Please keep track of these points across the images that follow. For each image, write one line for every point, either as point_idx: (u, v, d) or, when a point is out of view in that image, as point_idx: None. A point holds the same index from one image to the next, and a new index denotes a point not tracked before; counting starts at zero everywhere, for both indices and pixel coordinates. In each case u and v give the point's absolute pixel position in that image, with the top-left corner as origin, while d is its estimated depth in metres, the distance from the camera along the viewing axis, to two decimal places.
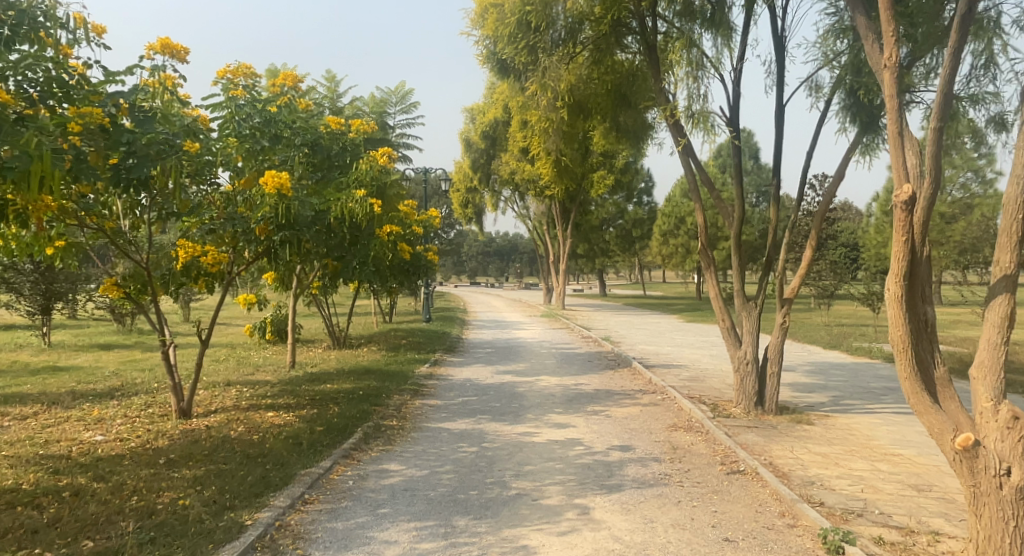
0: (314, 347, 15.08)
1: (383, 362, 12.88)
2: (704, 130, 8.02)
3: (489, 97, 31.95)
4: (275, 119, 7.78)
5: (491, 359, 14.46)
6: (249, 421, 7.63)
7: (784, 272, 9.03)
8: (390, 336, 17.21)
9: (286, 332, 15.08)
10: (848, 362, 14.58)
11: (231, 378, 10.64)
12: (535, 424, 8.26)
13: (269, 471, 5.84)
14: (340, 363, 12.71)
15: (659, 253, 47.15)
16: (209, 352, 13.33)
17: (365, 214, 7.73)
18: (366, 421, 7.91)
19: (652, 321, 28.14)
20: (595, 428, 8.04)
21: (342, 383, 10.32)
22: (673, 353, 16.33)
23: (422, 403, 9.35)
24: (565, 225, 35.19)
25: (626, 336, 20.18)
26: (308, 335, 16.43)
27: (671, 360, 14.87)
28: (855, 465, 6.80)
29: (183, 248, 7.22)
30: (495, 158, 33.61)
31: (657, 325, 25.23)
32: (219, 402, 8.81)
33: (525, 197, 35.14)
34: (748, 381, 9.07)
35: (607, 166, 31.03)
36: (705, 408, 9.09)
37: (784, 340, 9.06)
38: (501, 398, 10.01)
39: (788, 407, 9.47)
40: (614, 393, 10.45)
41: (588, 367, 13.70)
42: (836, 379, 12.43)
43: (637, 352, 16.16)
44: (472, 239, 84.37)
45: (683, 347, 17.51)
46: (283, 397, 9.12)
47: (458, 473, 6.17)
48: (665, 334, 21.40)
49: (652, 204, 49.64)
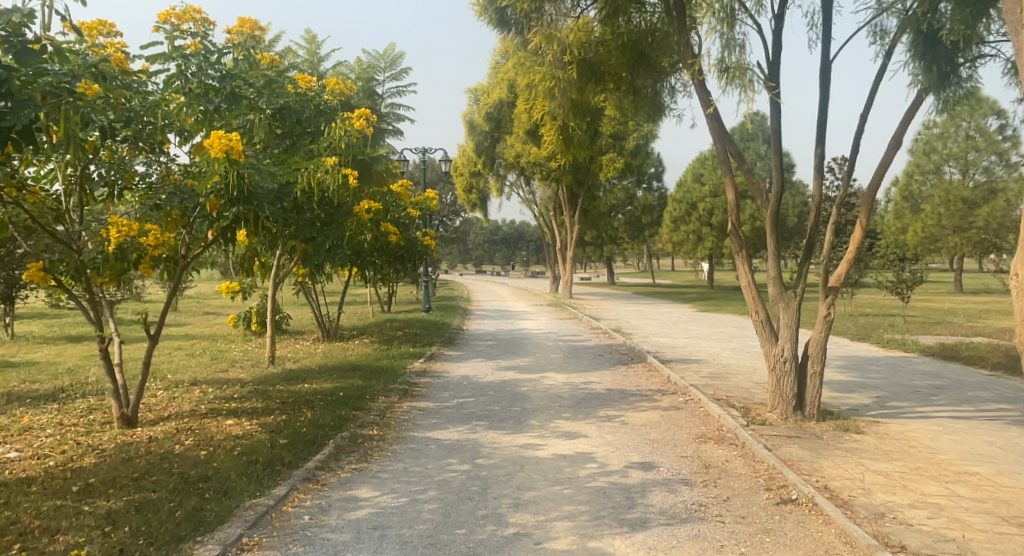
0: (301, 340, 13.96)
1: (373, 357, 11.69)
2: (740, 87, 6.73)
3: (494, 77, 30.77)
4: (232, 74, 6.59)
5: (493, 353, 13.31)
6: (203, 431, 6.44)
7: (828, 255, 7.81)
8: (385, 327, 16.03)
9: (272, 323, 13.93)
10: (883, 357, 13.31)
11: (198, 376, 9.46)
12: (540, 433, 7.06)
13: (206, 503, 4.67)
14: (326, 358, 11.53)
15: (669, 241, 45.89)
16: (184, 346, 12.18)
17: (339, 187, 6.52)
18: (341, 430, 6.75)
19: (664, 311, 26.95)
20: (609, 439, 6.86)
21: (322, 381, 9.15)
22: (689, 346, 15.14)
23: (410, 406, 8.17)
24: (573, 211, 33.93)
25: (638, 327, 18.98)
26: (296, 326, 15.30)
27: (688, 354, 13.69)
28: (929, 489, 5.60)
29: (117, 227, 6.05)
30: (500, 141, 32.38)
31: (670, 316, 23.97)
32: (175, 406, 7.64)
33: (531, 181, 33.88)
34: (785, 382, 7.92)
35: (616, 149, 29.93)
36: (737, 413, 7.90)
37: (827, 335, 7.87)
38: (501, 400, 8.83)
39: (831, 411, 8.27)
40: (629, 394, 9.25)
41: (598, 362, 12.52)
42: (874, 377, 11.19)
43: (651, 345, 14.97)
44: (478, 227, 83.21)
45: (699, 340, 16.32)
46: (251, 400, 7.93)
47: (444, 504, 4.98)
48: (679, 325, 20.23)
49: (661, 190, 48.32)
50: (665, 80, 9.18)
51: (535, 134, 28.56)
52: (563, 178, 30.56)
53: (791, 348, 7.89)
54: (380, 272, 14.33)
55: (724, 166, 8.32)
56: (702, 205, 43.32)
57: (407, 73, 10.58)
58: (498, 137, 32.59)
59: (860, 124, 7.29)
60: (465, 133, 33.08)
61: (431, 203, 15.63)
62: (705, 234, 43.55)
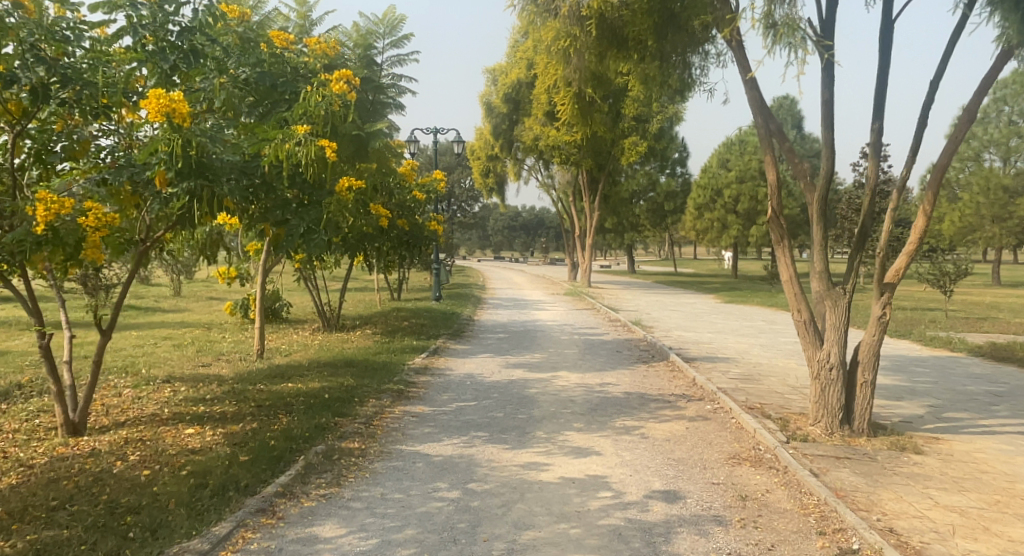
0: (300, 330, 13.16)
1: (371, 352, 10.76)
2: (788, 45, 5.68)
3: (513, 57, 29.85)
4: (194, 27, 5.65)
5: (503, 348, 12.37)
6: (155, 443, 5.55)
7: (883, 248, 6.77)
8: (391, 316, 15.17)
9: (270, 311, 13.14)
10: (929, 358, 12.17)
11: (176, 371, 8.57)
12: (546, 450, 6.12)
13: (125, 547, 3.78)
14: (321, 352, 10.63)
15: (693, 228, 44.63)
16: (172, 337, 11.36)
17: (312, 163, 5.59)
18: (315, 443, 5.81)
19: (686, 302, 25.88)
20: (627, 459, 5.89)
21: (309, 380, 8.23)
22: (714, 342, 14.11)
23: (403, 412, 7.26)
24: (593, 196, 32.84)
25: (660, 319, 17.94)
26: (297, 315, 14.47)
27: (714, 352, 12.66)
28: (1017, 535, 4.59)
29: (49, 204, 5.12)
30: (518, 124, 31.34)
31: (693, 308, 22.85)
32: (137, 407, 6.76)
33: (550, 165, 32.82)
34: (831, 392, 6.93)
35: (639, 132, 28.73)
36: (774, 426, 6.92)
37: (881, 340, 6.85)
38: (506, 404, 7.89)
39: (882, 424, 7.26)
40: (650, 399, 8.28)
41: (617, 359, 11.52)
42: (923, 381, 10.09)
43: (673, 341, 13.95)
44: (498, 212, 82.26)
45: (725, 335, 15.28)
46: (224, 401, 7.02)
47: (422, 548, 4.06)
48: (702, 318, 19.19)
49: (685, 177, 46.93)
50: (697, 48, 8.18)
51: (554, 115, 28.22)
52: (583, 163, 29.41)
53: (839, 353, 6.89)
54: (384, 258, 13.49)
55: (764, 143, 7.26)
56: (727, 192, 42.02)
57: (408, 39, 9.61)
58: (516, 120, 31.54)
59: (928, 94, 6.28)
60: (483, 115, 32.05)
61: (438, 184, 14.87)
62: (730, 222, 42.29)
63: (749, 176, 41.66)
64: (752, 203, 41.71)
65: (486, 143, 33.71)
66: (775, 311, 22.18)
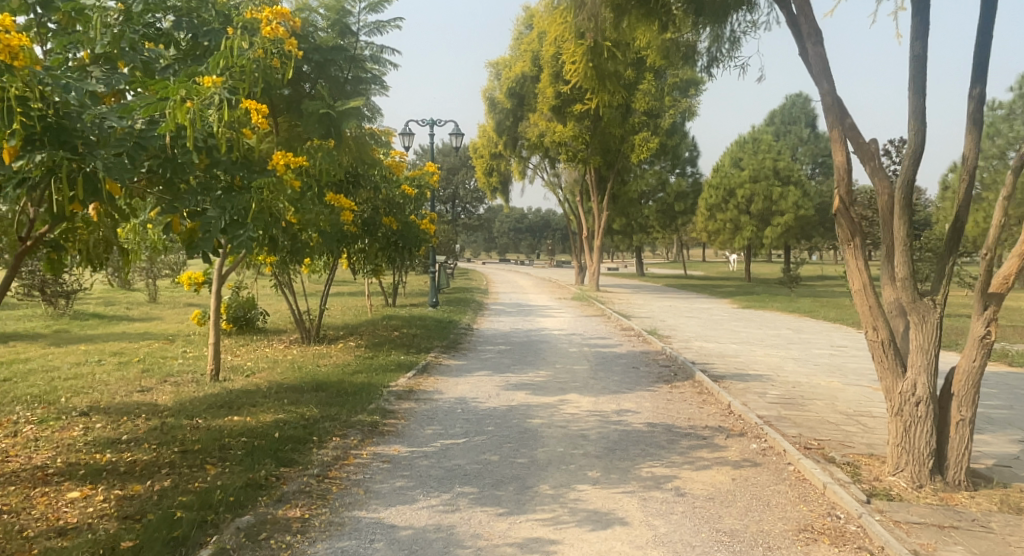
0: (275, 343, 11.64)
1: (349, 370, 9.22)
2: None
3: (520, 49, 28.57)
4: None
5: (504, 364, 10.85)
6: (13, 518, 4.03)
7: (989, 245, 5.24)
8: (380, 326, 13.64)
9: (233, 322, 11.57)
10: (992, 375, 10.60)
11: (103, 398, 7.02)
12: (553, 517, 4.59)
13: None
14: (290, 371, 9.09)
15: (704, 230, 43.19)
16: (121, 353, 9.84)
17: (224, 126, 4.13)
18: (241, 515, 4.27)
19: (701, 307, 24.38)
20: (662, 532, 4.36)
21: (263, 410, 6.70)
22: (740, 356, 12.56)
23: (372, 457, 5.73)
24: (601, 196, 31.38)
25: (677, 328, 16.39)
26: (274, 326, 12.96)
27: (744, 369, 11.11)
28: None
29: None
30: (522, 120, 29.91)
31: (710, 314, 21.29)
32: (25, 454, 5.22)
33: (556, 163, 31.34)
34: (918, 434, 5.39)
35: (650, 127, 27.29)
36: (846, 478, 5.39)
37: (984, 368, 5.31)
38: (503, 442, 6.35)
39: (978, 473, 5.72)
40: (680, 434, 6.74)
41: (634, 377, 9.99)
42: (998, 406, 8.53)
43: (695, 354, 12.42)
44: (504, 214, 80.93)
45: (750, 347, 13.74)
46: (142, 445, 5.48)
47: None
48: (722, 326, 17.67)
49: (696, 176, 45.37)
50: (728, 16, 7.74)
51: (562, 110, 27.32)
52: (592, 160, 27.90)
53: (927, 385, 5.38)
54: (370, 262, 11.98)
55: (827, 114, 5.73)
56: (740, 192, 40.55)
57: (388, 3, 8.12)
58: (521, 116, 30.08)
59: None
60: (485, 111, 30.57)
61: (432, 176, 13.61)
62: (743, 223, 40.82)
63: (764, 175, 40.34)
64: (766, 203, 40.29)
65: (489, 141, 32.21)
66: (798, 318, 20.66)
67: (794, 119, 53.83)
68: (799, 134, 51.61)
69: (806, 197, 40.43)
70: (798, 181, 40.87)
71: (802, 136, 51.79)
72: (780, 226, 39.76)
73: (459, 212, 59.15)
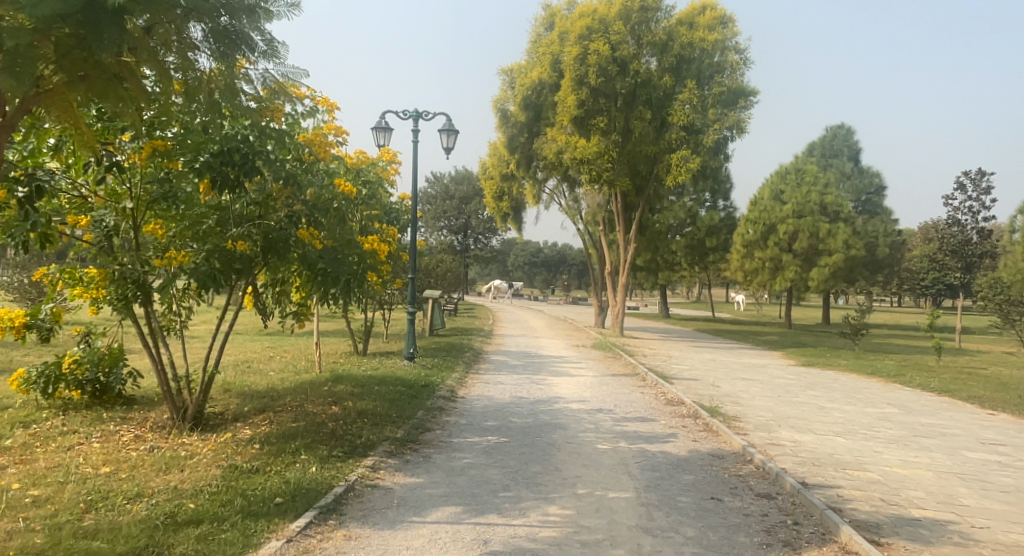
0: (121, 429, 7.15)
1: (179, 517, 4.76)
2: None
3: (538, 54, 24.66)
4: None
5: (490, 485, 6.29)
6: None
7: None
8: (313, 398, 9.07)
9: (53, 428, 7.08)
10: None
11: None
12: None
13: None
14: (57, 514, 4.67)
15: (740, 270, 38.51)
16: None
17: None
18: None
19: (753, 363, 19.85)
20: None
21: None
22: (870, 472, 7.97)
23: None
24: (628, 227, 27.06)
25: (747, 406, 11.82)
26: (146, 401, 8.47)
27: (898, 510, 6.55)
28: None
29: None
30: (539, 135, 25.81)
31: (771, 376, 16.72)
32: None
33: (576, 186, 27.08)
34: None
35: (689, 145, 22.87)
36: None
37: None
38: None
39: None
40: None
41: (725, 534, 5.40)
42: None
43: (799, 466, 7.86)
44: (518, 247, 76.83)
45: (870, 451, 9.15)
46: None
47: None
48: (798, 401, 13.09)
49: (729, 210, 40.81)
50: None
51: (584, 123, 23.34)
52: (619, 181, 23.58)
53: None
54: (292, 286, 7.48)
55: None
56: (782, 228, 36.08)
57: None
58: (537, 131, 26.00)
59: None
60: (496, 124, 26.47)
61: (380, 170, 9.37)
62: (786, 262, 36.27)
63: (809, 210, 36.13)
64: (811, 240, 35.94)
65: (500, 159, 27.92)
66: (884, 386, 16.11)
67: (835, 152, 49.56)
68: (841, 168, 47.23)
69: (856, 236, 36.05)
70: (847, 218, 36.54)
71: (845, 170, 47.47)
72: (828, 267, 35.32)
73: (470, 243, 55.06)
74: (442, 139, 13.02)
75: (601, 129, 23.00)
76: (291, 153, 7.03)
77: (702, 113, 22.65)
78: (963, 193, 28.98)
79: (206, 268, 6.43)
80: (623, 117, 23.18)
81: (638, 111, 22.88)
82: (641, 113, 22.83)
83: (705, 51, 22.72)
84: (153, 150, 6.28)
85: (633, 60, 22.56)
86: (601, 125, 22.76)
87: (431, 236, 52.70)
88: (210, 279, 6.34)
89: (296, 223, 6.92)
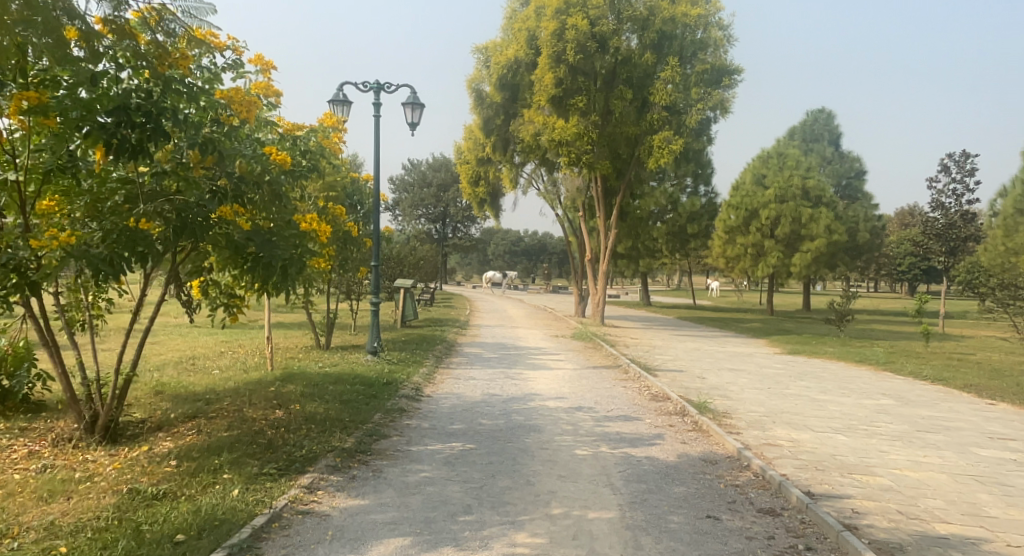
0: (16, 444, 6.11)
1: None
2: None
3: (514, 30, 23.58)
4: None
5: (448, 507, 5.30)
6: None
7: None
8: (254, 400, 8.02)
9: None
10: None
11: None
12: None
13: None
14: None
15: (722, 256, 37.76)
16: None
17: None
18: None
19: (739, 352, 19.05)
20: None
21: None
22: (881, 478, 7.07)
23: None
24: (608, 211, 26.16)
25: (738, 401, 10.94)
26: (58, 407, 7.40)
27: (921, 525, 5.65)
28: None
29: None
30: (515, 117, 24.77)
31: (758, 366, 15.89)
32: None
33: (555, 171, 26.06)
34: None
35: (672, 126, 21.98)
36: None
37: None
38: None
39: None
40: None
41: None
42: None
43: (803, 473, 6.96)
44: (498, 236, 75.84)
45: (876, 451, 8.28)
46: None
47: None
48: (790, 393, 12.22)
49: (711, 195, 40.07)
50: None
51: (562, 103, 22.25)
52: (599, 165, 22.49)
53: None
54: (218, 271, 6.43)
55: None
56: (764, 213, 35.33)
57: None
58: (514, 113, 24.95)
59: None
60: (470, 105, 25.36)
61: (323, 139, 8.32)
62: (768, 248, 35.58)
63: (791, 194, 35.42)
64: (793, 226, 35.25)
65: (476, 143, 26.75)
66: (876, 375, 15.34)
67: (816, 137, 49.02)
68: (822, 153, 46.66)
69: (838, 221, 35.49)
70: (829, 202, 35.94)
71: (826, 154, 46.92)
72: (810, 252, 34.69)
73: (449, 232, 53.99)
74: (406, 113, 11.96)
75: (580, 109, 21.95)
76: (208, 115, 5.96)
77: (685, 92, 21.79)
78: (947, 176, 28.44)
79: (103, 254, 5.35)
80: (603, 97, 22.13)
81: (618, 90, 21.87)
82: (622, 92, 21.81)
83: (687, 28, 21.92)
84: (27, 106, 5.19)
85: (613, 36, 21.53)
86: (580, 104, 21.73)
87: (408, 224, 51.60)
88: (106, 265, 5.30)
89: (219, 200, 5.81)
